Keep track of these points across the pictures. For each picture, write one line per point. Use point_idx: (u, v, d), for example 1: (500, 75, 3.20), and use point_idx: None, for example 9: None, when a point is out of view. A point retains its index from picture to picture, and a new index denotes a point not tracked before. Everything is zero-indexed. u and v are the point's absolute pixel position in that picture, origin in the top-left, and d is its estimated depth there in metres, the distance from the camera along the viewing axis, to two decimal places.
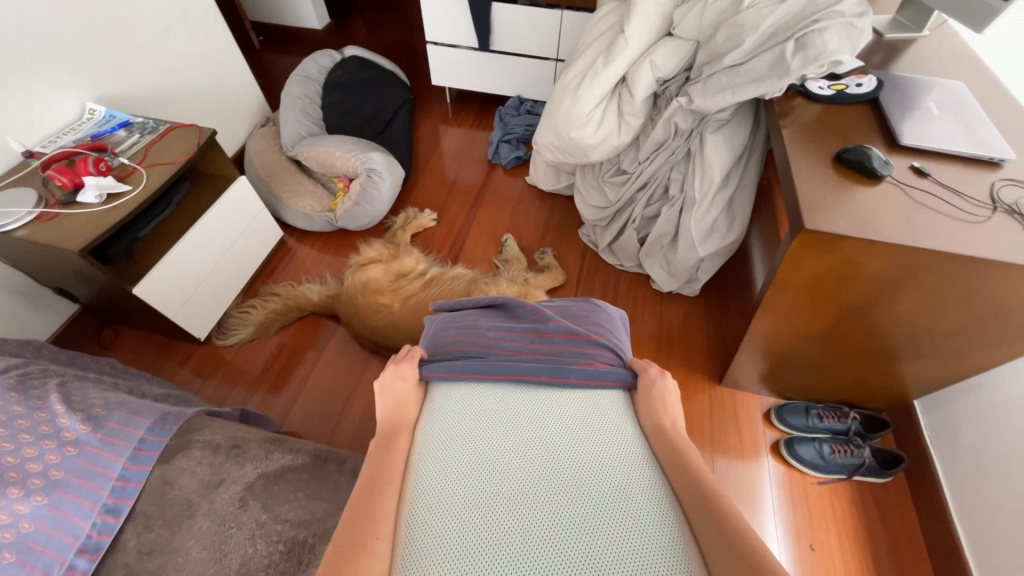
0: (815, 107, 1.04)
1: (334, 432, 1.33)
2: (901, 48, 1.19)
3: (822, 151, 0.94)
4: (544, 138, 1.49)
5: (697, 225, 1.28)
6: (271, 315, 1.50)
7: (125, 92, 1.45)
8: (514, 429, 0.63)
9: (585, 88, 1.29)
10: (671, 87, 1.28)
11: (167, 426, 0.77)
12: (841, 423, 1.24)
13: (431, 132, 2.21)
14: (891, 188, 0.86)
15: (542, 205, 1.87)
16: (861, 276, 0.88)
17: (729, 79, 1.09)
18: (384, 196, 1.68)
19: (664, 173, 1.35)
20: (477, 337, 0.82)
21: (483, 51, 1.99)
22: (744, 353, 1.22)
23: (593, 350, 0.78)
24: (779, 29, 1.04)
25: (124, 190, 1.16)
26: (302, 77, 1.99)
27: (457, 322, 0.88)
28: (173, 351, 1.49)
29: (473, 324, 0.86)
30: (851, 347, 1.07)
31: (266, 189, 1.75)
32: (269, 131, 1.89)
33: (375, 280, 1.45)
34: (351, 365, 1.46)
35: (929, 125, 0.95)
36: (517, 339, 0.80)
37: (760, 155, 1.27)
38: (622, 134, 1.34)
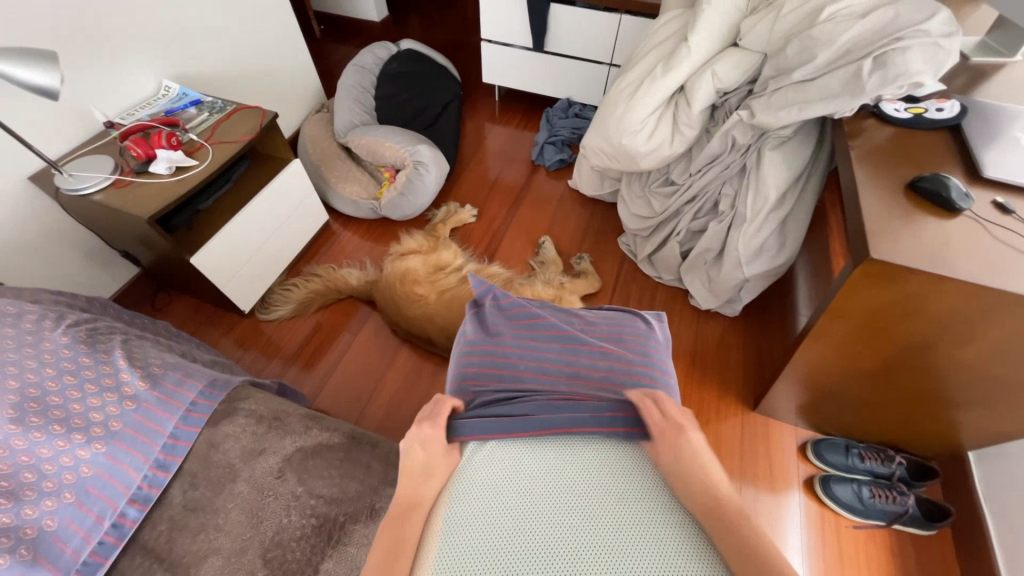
0: (888, 130, 0.99)
1: (361, 415, 1.36)
2: (988, 73, 1.11)
3: (892, 177, 0.89)
4: (593, 142, 1.47)
5: (745, 244, 1.24)
6: (311, 295, 1.55)
7: (197, 71, 1.53)
8: (515, 455, 0.58)
9: (641, 95, 1.27)
10: (731, 99, 1.24)
11: (216, 392, 0.81)
12: (885, 466, 1.16)
13: (477, 129, 2.23)
14: (969, 222, 0.81)
15: (582, 209, 1.85)
16: (927, 313, 0.83)
17: (796, 95, 1.05)
18: (428, 188, 1.71)
19: (715, 188, 1.32)
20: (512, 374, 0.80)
21: (537, 51, 1.99)
22: (784, 382, 1.17)
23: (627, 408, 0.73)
24: (856, 46, 0.99)
25: (191, 164, 1.23)
26: (359, 67, 2.05)
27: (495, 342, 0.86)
28: (219, 320, 1.56)
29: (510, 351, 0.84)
30: (904, 387, 1.01)
31: (317, 173, 1.81)
32: (323, 117, 1.95)
33: (413, 270, 1.47)
34: (383, 351, 1.49)
35: (1016, 158, 0.88)
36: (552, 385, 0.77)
37: (821, 176, 1.21)
38: (675, 144, 1.31)
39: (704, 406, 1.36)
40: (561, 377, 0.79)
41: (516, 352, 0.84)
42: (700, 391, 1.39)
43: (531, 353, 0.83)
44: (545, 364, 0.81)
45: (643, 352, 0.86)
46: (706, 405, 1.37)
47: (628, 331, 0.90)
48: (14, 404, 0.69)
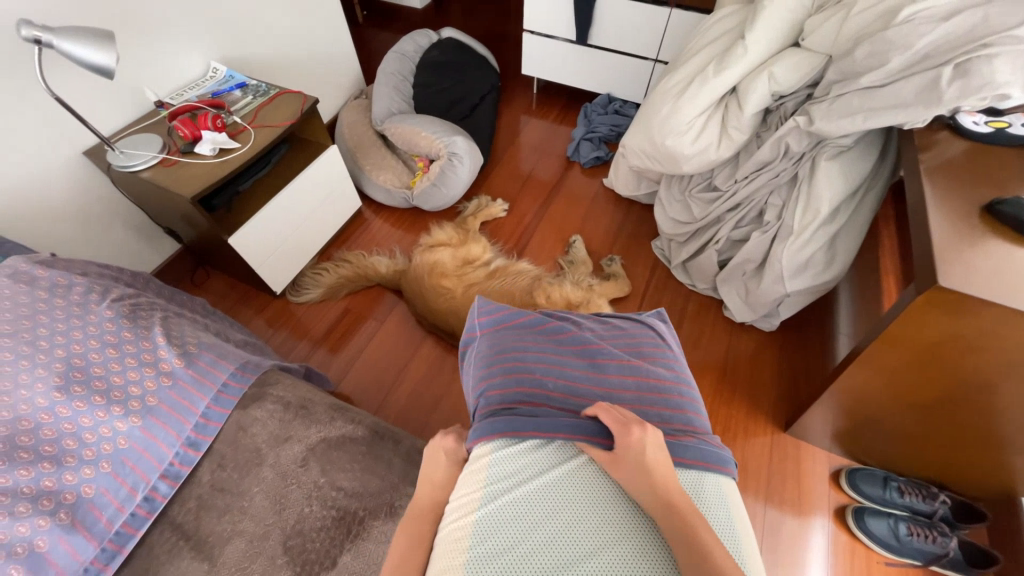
0: (963, 145, 0.91)
1: (382, 404, 1.37)
2: None
3: (967, 197, 0.82)
4: (633, 142, 1.42)
5: (790, 258, 1.17)
6: (341, 281, 1.57)
7: (244, 54, 1.56)
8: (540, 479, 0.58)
9: (689, 95, 1.21)
10: (788, 103, 1.17)
11: (247, 375, 0.82)
12: (926, 504, 1.09)
13: (513, 122, 2.20)
14: None
15: (616, 210, 1.81)
16: (997, 349, 0.76)
17: (862, 102, 0.98)
18: (461, 181, 1.70)
19: (762, 196, 1.25)
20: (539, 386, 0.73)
21: (579, 44, 1.94)
22: (821, 405, 1.11)
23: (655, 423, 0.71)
24: (937, 51, 0.90)
25: (234, 147, 1.25)
26: (399, 54, 2.04)
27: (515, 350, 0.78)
28: (252, 300, 1.60)
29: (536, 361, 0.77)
30: (959, 424, 0.94)
31: (352, 160, 1.83)
32: (362, 103, 1.96)
33: (441, 263, 1.47)
34: (407, 341, 1.50)
35: None
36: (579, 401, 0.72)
37: (880, 191, 1.13)
38: (722, 149, 1.25)
39: (732, 422, 1.31)
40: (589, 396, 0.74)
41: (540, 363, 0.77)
42: (729, 407, 1.34)
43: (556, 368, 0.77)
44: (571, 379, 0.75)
45: (665, 364, 0.82)
46: (734, 422, 1.31)
47: (646, 344, 0.86)
48: (60, 373, 0.72)
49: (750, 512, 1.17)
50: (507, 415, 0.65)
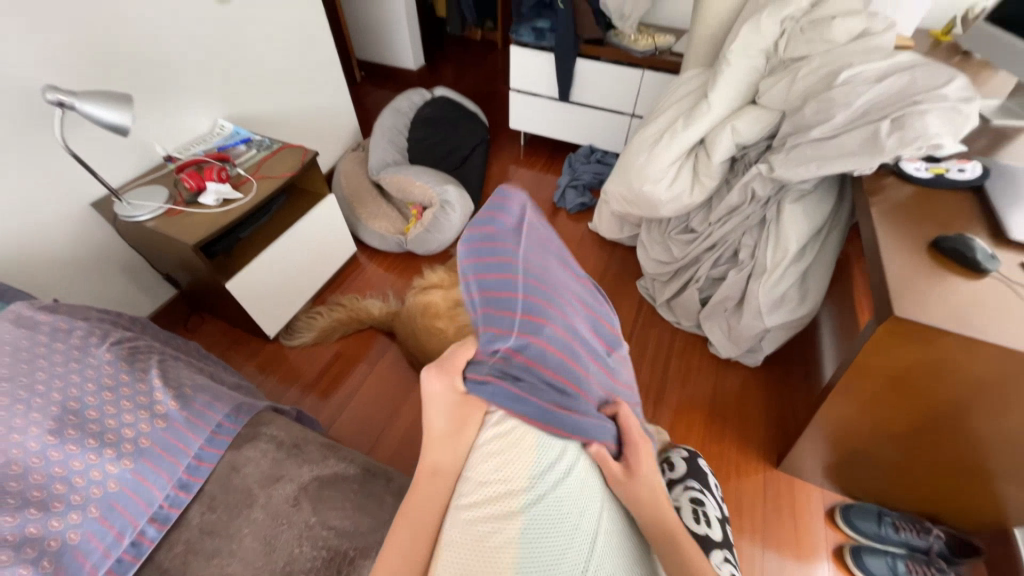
0: (909, 189, 1.00)
1: (374, 447, 1.36)
2: (1011, 135, 1.13)
3: (916, 234, 0.90)
4: (613, 189, 1.52)
5: (766, 294, 1.23)
6: (335, 324, 1.60)
7: (249, 112, 1.67)
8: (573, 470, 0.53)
9: (661, 146, 1.32)
10: (751, 153, 1.28)
11: (241, 416, 0.83)
12: (921, 540, 1.09)
13: (502, 171, 2.33)
14: (997, 282, 0.80)
15: (601, 251, 1.89)
16: (960, 375, 0.80)
17: (815, 151, 1.08)
18: (453, 226, 1.78)
19: (735, 237, 1.33)
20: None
21: (562, 101, 2.11)
22: (808, 438, 1.13)
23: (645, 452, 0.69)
24: (873, 108, 1.02)
25: (237, 197, 1.32)
26: (394, 111, 2.19)
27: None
28: (244, 344, 1.61)
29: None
30: (939, 452, 0.96)
31: (348, 207, 1.91)
32: (359, 155, 2.08)
33: (434, 303, 1.47)
34: (400, 383, 1.51)
35: None
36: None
37: (842, 230, 1.22)
38: (695, 194, 1.35)
39: (724, 459, 1.32)
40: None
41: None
42: (720, 443, 1.35)
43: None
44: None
45: None
46: (726, 459, 1.32)
47: None
48: (55, 416, 0.73)
49: (749, 553, 1.16)
50: (547, 393, 0.52)
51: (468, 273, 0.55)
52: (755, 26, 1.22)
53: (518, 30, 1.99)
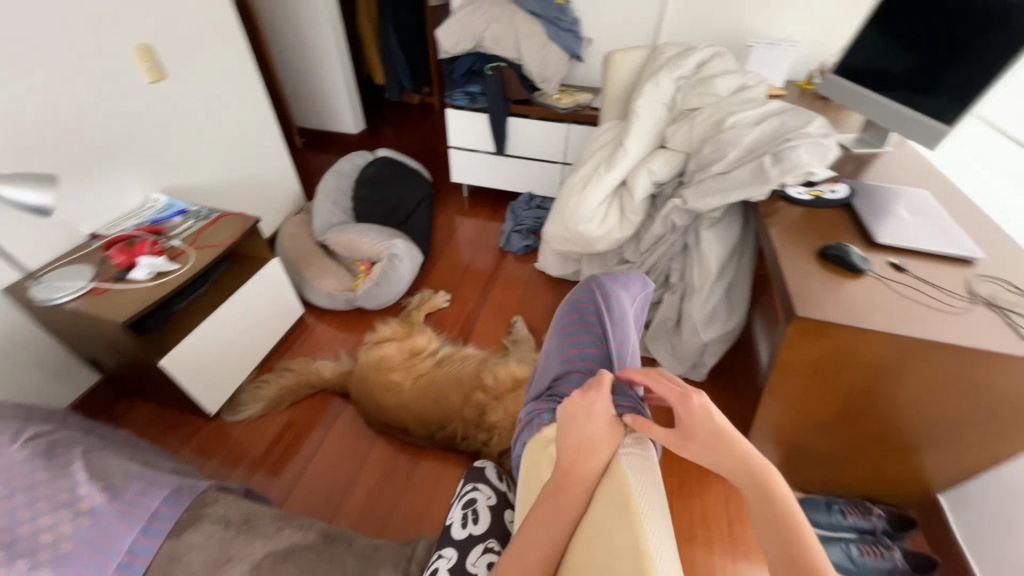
0: (798, 210, 1.17)
1: (334, 516, 1.28)
2: (868, 161, 1.36)
3: (806, 247, 1.04)
4: (553, 230, 1.63)
5: (698, 312, 1.35)
6: (284, 390, 1.53)
7: (183, 184, 1.65)
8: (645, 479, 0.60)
9: (590, 189, 1.46)
10: (667, 189, 1.44)
11: (181, 498, 0.78)
12: (866, 521, 1.17)
13: (448, 222, 2.41)
14: (874, 280, 0.94)
15: (550, 289, 1.97)
16: (863, 363, 0.91)
17: (717, 184, 1.24)
18: (402, 279, 1.80)
19: (665, 264, 1.46)
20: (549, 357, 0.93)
21: (498, 155, 2.26)
22: (756, 440, 1.20)
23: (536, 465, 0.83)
24: (757, 146, 1.21)
25: (171, 269, 1.27)
26: (337, 173, 2.24)
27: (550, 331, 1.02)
28: (182, 426, 1.49)
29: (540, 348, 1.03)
30: (865, 436, 1.06)
31: (294, 270, 1.89)
32: (303, 218, 2.08)
33: (388, 357, 1.50)
34: (358, 443, 1.45)
35: (901, 227, 1.06)
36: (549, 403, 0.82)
37: (753, 249, 1.38)
38: (625, 228, 1.48)
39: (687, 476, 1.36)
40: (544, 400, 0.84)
41: (549, 350, 0.96)
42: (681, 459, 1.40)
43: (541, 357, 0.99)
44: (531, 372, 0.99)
45: None
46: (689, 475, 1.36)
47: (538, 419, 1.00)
48: None
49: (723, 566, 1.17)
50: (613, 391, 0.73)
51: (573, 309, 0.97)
52: (655, 84, 1.42)
53: (450, 93, 2.15)
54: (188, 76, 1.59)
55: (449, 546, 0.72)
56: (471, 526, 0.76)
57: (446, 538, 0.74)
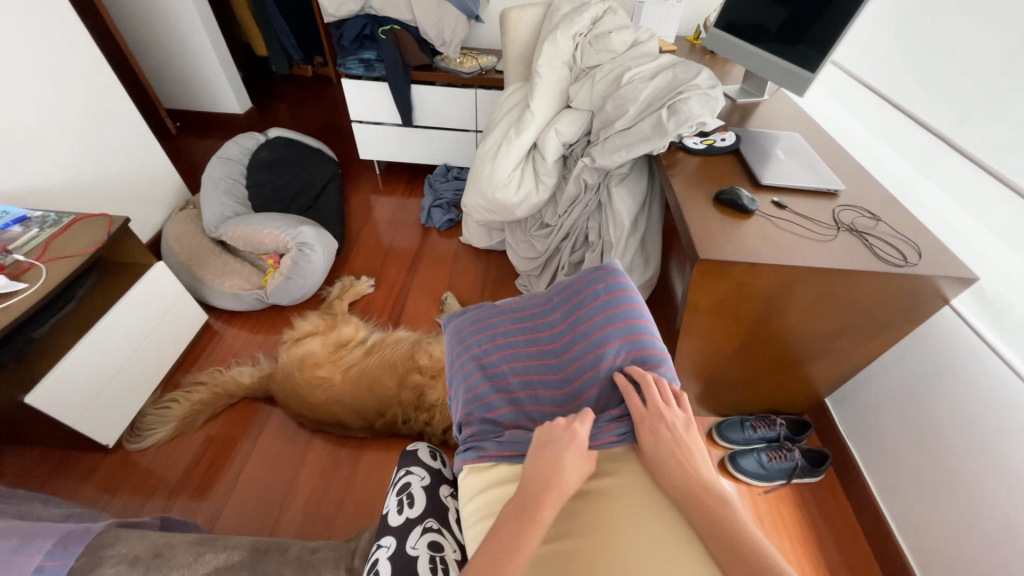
0: (695, 159, 1.25)
1: (276, 526, 1.21)
2: (751, 109, 1.48)
3: (703, 194, 1.12)
4: (471, 200, 1.60)
5: (617, 266, 1.41)
6: (197, 406, 1.38)
7: (19, 188, 1.37)
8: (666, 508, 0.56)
9: (501, 155, 1.43)
10: (576, 149, 1.45)
11: (70, 548, 0.69)
12: (772, 431, 1.35)
13: (363, 203, 2.27)
14: (762, 219, 1.04)
15: (477, 261, 1.96)
16: (758, 294, 1.01)
17: (622, 140, 1.27)
18: (317, 268, 1.67)
19: (582, 223, 1.49)
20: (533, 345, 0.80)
21: (407, 126, 2.14)
22: (679, 377, 1.31)
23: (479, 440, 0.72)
24: (654, 100, 1.25)
25: (18, 289, 1.06)
26: (224, 159, 1.99)
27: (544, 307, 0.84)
28: (74, 465, 1.29)
29: (516, 316, 0.86)
30: (765, 358, 1.20)
31: (187, 272, 1.67)
32: (189, 214, 1.84)
33: (312, 353, 1.40)
34: (291, 447, 1.36)
35: (781, 168, 1.17)
36: (521, 412, 0.74)
37: (661, 201, 1.45)
38: (540, 192, 1.48)
39: None
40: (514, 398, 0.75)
41: (534, 334, 0.81)
42: None
43: (511, 327, 0.84)
44: (490, 336, 0.84)
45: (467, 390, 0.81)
46: None
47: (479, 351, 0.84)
48: None
49: None
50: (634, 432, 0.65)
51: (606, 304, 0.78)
52: (553, 42, 1.40)
53: (343, 62, 1.96)
54: None
55: (388, 534, 0.72)
56: (408, 510, 0.74)
57: (384, 527, 0.73)
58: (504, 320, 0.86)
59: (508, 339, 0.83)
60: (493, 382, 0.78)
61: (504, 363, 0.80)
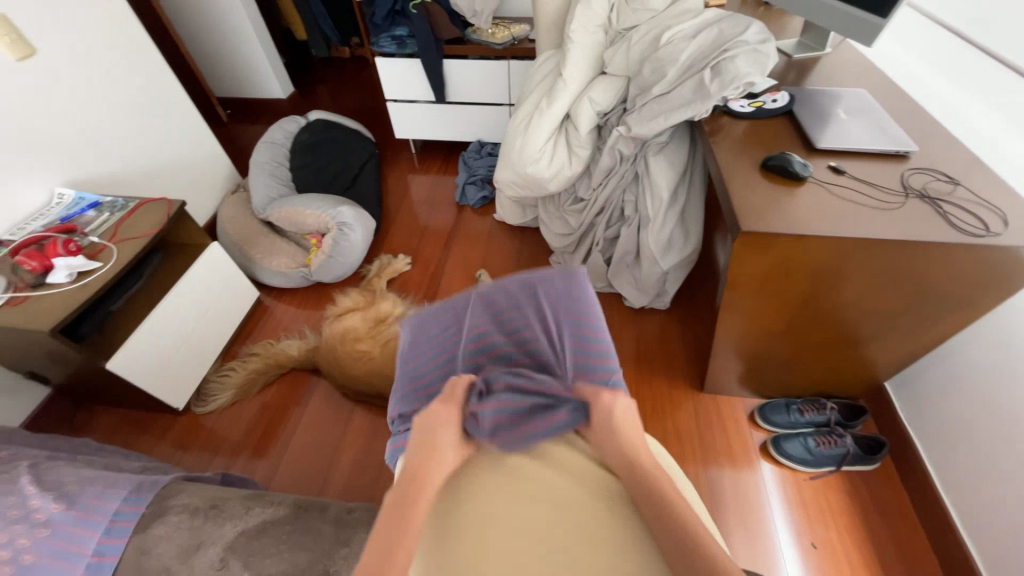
0: (741, 123, 1.16)
1: (323, 487, 1.31)
2: (809, 65, 1.34)
3: (748, 161, 1.04)
4: (502, 176, 1.58)
5: (654, 240, 1.35)
6: (252, 376, 1.49)
7: (93, 176, 1.51)
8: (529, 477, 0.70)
9: (533, 127, 1.40)
10: (611, 118, 1.38)
11: (143, 495, 0.78)
12: (821, 415, 1.28)
13: (400, 183, 2.31)
14: (815, 186, 0.96)
15: (511, 238, 1.95)
16: (806, 270, 0.94)
17: (660, 106, 1.19)
18: (357, 247, 1.72)
19: (618, 197, 1.44)
20: (488, 324, 0.88)
21: (440, 104, 2.13)
22: (719, 356, 1.26)
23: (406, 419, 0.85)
24: (696, 60, 1.16)
25: (94, 267, 1.18)
26: (269, 143, 2.09)
27: (507, 290, 0.90)
28: (151, 425, 1.45)
29: (482, 292, 0.92)
30: (814, 337, 1.12)
31: (240, 252, 1.78)
32: (241, 197, 1.95)
33: (353, 327, 1.46)
34: (336, 416, 1.45)
35: (841, 130, 1.06)
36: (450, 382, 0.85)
37: (703, 171, 1.36)
38: (573, 165, 1.43)
39: (658, 398, 1.43)
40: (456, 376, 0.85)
41: (493, 314, 0.89)
42: (652, 385, 1.47)
43: (472, 307, 0.91)
44: (452, 312, 0.93)
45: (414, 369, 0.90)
46: (661, 396, 1.44)
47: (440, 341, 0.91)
48: None
49: (696, 467, 1.29)
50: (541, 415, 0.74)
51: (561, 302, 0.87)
52: (587, 4, 1.33)
53: (377, 40, 1.96)
54: (66, 49, 1.40)
55: None
56: None
57: None
58: (467, 296, 0.93)
59: (467, 317, 0.90)
60: (439, 375, 0.88)
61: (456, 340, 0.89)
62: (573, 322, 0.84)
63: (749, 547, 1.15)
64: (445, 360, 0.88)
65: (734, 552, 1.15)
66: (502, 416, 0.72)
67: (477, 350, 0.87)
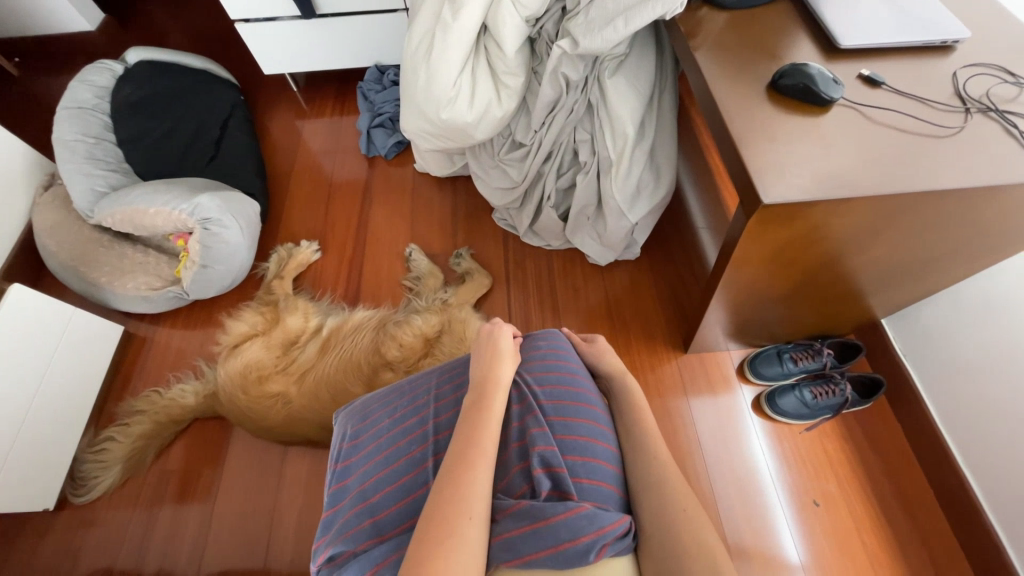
0: (725, 17, 0.81)
1: (267, 558, 1.09)
2: None
3: (751, 81, 0.73)
4: (411, 124, 1.16)
5: (620, 190, 1.05)
6: (142, 442, 1.18)
7: None
8: None
9: (438, 52, 0.98)
10: (547, 26, 0.99)
11: None
12: (816, 362, 1.15)
13: (283, 134, 1.75)
14: (847, 113, 0.68)
15: (442, 193, 1.56)
16: (827, 236, 0.71)
17: (616, 3, 0.85)
18: (238, 245, 1.30)
19: (567, 136, 1.10)
20: (456, 411, 0.74)
21: (311, 18, 1.54)
22: (707, 324, 1.07)
23: (354, 559, 0.61)
24: None
25: None
26: (75, 109, 1.47)
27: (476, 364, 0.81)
28: (22, 529, 1.14)
29: (447, 374, 0.81)
30: (822, 294, 0.92)
31: (77, 277, 1.31)
32: (54, 195, 1.40)
33: (257, 360, 1.17)
34: (261, 470, 1.17)
35: (866, 15, 0.76)
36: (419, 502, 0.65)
37: (672, 88, 1.08)
38: (503, 101, 1.05)
39: (638, 369, 1.24)
40: (417, 488, 0.67)
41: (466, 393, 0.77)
42: (631, 352, 1.26)
43: (434, 393, 0.78)
44: (408, 401, 0.78)
45: (355, 488, 0.69)
46: (640, 364, 1.24)
47: (390, 444, 0.72)
48: None
49: (688, 440, 1.15)
50: (561, 504, 0.58)
51: (548, 362, 0.79)
52: None
53: None
54: None
55: None
56: None
57: None
58: (427, 382, 0.81)
59: (428, 406, 0.76)
60: (396, 492, 0.67)
61: (414, 436, 0.72)
62: (561, 395, 0.73)
63: (750, 521, 1.07)
64: (400, 465, 0.70)
65: (734, 526, 1.06)
66: (521, 529, 0.58)
67: (442, 444, 0.70)
